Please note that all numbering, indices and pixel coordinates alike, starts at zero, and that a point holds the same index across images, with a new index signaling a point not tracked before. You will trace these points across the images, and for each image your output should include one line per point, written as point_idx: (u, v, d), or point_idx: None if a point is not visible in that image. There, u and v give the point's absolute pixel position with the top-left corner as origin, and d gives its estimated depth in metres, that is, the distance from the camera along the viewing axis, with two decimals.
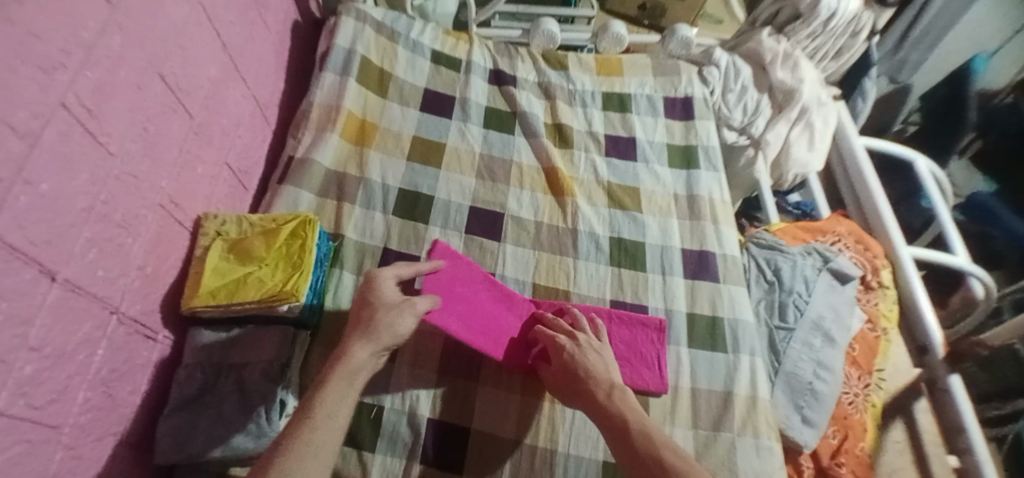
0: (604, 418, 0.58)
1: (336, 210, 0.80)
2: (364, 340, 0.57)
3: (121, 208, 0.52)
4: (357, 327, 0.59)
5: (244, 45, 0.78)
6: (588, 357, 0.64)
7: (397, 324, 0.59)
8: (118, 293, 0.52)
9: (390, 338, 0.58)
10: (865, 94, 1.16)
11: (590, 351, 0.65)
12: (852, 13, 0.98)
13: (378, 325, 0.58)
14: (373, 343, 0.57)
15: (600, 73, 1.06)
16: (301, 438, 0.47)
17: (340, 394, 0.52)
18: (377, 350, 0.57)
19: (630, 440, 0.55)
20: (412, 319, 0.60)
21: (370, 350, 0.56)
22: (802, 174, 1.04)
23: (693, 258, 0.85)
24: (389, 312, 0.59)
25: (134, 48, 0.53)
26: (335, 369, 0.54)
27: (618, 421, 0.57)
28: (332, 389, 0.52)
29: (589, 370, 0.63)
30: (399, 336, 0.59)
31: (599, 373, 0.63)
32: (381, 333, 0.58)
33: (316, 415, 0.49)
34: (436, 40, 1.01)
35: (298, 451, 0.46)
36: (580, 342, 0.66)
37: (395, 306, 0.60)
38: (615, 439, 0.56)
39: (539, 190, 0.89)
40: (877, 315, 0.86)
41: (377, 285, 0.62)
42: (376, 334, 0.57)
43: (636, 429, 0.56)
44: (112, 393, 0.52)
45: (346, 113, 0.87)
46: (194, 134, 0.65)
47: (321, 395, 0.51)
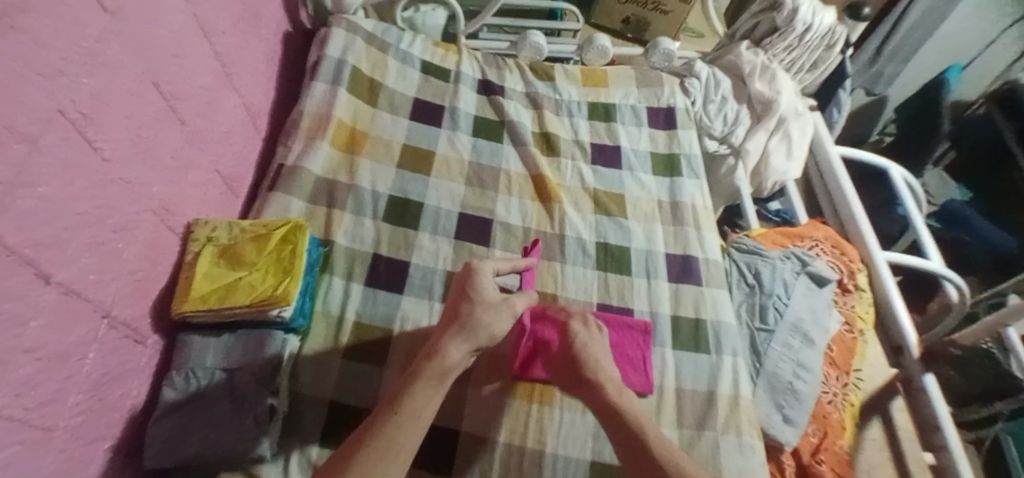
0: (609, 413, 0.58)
1: (326, 217, 0.81)
2: (461, 338, 0.58)
3: (115, 213, 0.53)
4: (453, 324, 0.60)
5: (236, 54, 0.79)
6: (589, 349, 0.65)
7: (495, 325, 0.60)
8: (110, 297, 0.53)
9: (487, 339, 0.59)
10: (839, 105, 1.20)
11: (593, 344, 0.66)
12: (828, 27, 1.02)
13: (478, 324, 0.59)
14: (469, 342, 0.58)
15: (587, 84, 1.08)
16: (386, 434, 0.49)
17: (428, 393, 0.53)
18: (470, 350, 0.58)
19: (629, 429, 0.56)
20: (507, 321, 0.61)
21: (465, 350, 0.57)
22: (781, 182, 1.07)
23: (677, 263, 0.87)
24: (489, 311, 0.61)
25: (130, 56, 0.54)
26: (429, 364, 0.55)
27: (615, 411, 0.58)
28: (422, 387, 0.53)
29: (596, 363, 0.64)
30: (493, 337, 0.60)
31: (594, 367, 0.63)
32: (478, 334, 0.59)
33: (404, 411, 0.51)
34: (425, 51, 1.03)
35: (385, 447, 0.48)
36: (587, 336, 0.66)
37: (494, 306, 0.62)
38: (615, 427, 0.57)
39: (527, 197, 0.91)
40: (854, 316, 0.89)
41: (479, 281, 0.63)
42: (474, 334, 0.58)
43: (631, 419, 0.57)
44: (102, 397, 0.52)
45: (336, 122, 0.88)
46: (186, 141, 0.66)
47: (411, 392, 0.53)
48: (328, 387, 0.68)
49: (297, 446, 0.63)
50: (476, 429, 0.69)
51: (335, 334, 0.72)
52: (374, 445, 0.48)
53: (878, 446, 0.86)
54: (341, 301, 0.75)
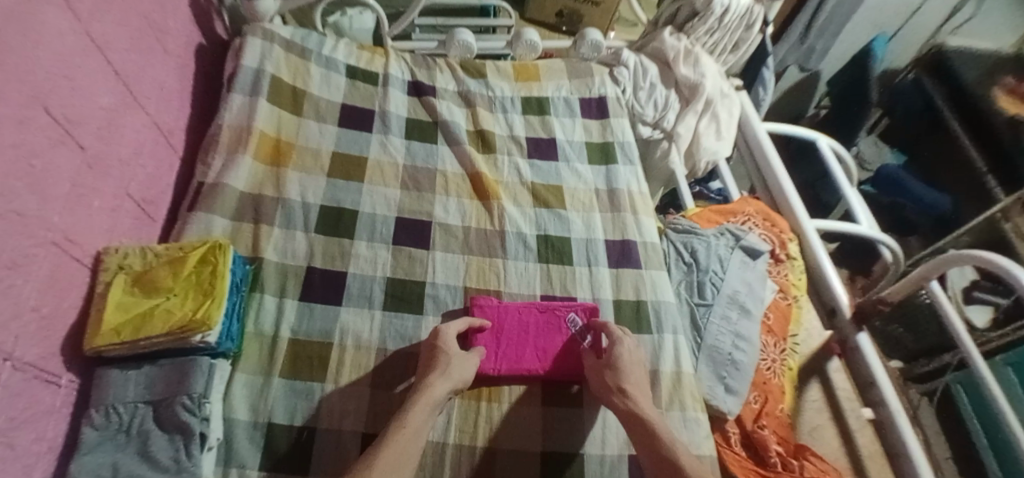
0: (633, 422, 0.64)
1: (253, 233, 0.78)
2: (440, 376, 0.65)
3: (11, 249, 0.50)
4: (432, 367, 0.67)
5: (141, 72, 0.75)
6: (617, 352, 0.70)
7: (465, 366, 0.67)
8: (13, 337, 0.50)
9: (461, 381, 0.66)
10: (765, 84, 1.25)
11: (625, 354, 0.70)
12: (744, 7, 1.05)
13: (452, 366, 0.66)
14: (449, 381, 0.65)
15: (519, 79, 1.09)
16: (389, 457, 0.55)
17: (421, 419, 0.60)
18: (451, 390, 0.65)
19: (646, 426, 0.62)
20: (475, 364, 0.69)
21: (447, 388, 0.64)
22: (713, 162, 1.11)
23: (616, 248, 0.89)
24: (459, 357, 0.68)
25: (14, 82, 0.51)
26: (418, 399, 0.62)
27: (630, 411, 0.64)
28: (415, 415, 0.60)
29: (618, 372, 0.68)
30: (467, 380, 0.67)
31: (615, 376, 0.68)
32: (454, 373, 0.66)
33: (400, 437, 0.57)
34: (350, 56, 1.01)
35: (395, 459, 0.55)
36: (621, 349, 0.70)
37: (462, 353, 0.69)
38: (631, 424, 0.64)
39: (465, 196, 0.91)
40: (788, 284, 0.93)
41: (443, 333, 0.70)
42: (451, 373, 0.66)
43: (643, 415, 0.64)
44: (13, 443, 0.49)
45: (258, 134, 0.86)
46: (89, 166, 0.63)
47: (408, 419, 0.60)
48: (265, 409, 0.66)
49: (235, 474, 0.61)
50: (431, 437, 0.67)
51: (269, 354, 0.70)
52: (388, 456, 0.55)
53: (818, 408, 0.89)
54: (274, 319, 0.73)
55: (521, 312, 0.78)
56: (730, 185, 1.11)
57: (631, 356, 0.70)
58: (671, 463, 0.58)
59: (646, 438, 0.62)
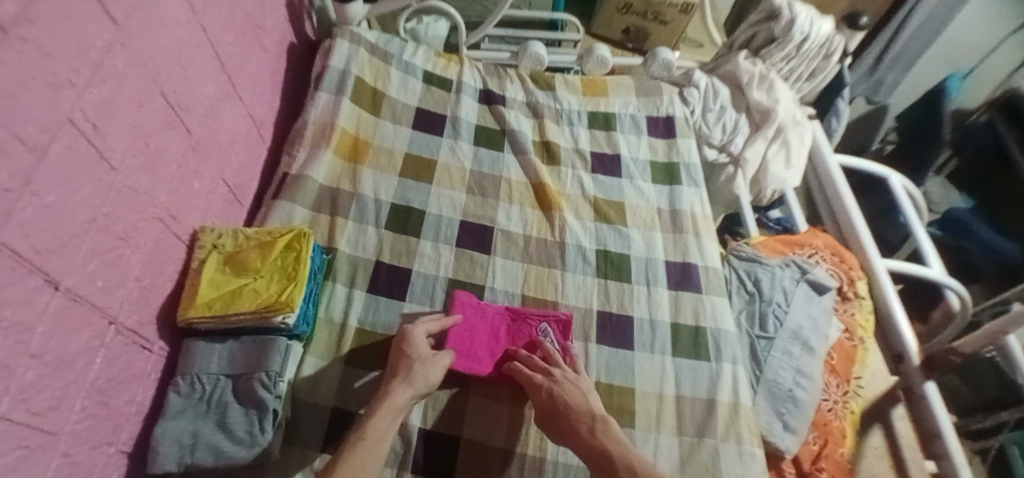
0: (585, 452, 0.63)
1: (329, 224, 0.82)
2: (404, 384, 0.64)
3: (122, 221, 0.54)
4: (394, 373, 0.65)
5: (241, 65, 0.81)
6: (566, 390, 0.68)
7: (430, 374, 0.65)
8: (116, 303, 0.54)
9: (425, 387, 0.65)
10: (839, 114, 1.21)
11: (568, 384, 0.68)
12: (824, 36, 1.03)
13: (415, 376, 0.65)
14: (411, 389, 0.63)
15: (586, 94, 1.10)
16: (352, 464, 0.56)
17: (384, 426, 0.60)
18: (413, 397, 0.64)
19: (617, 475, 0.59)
20: (442, 371, 0.67)
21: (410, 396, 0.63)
22: (780, 190, 1.08)
23: (676, 270, 0.88)
24: (425, 365, 0.66)
25: (136, 68, 0.56)
26: (378, 407, 0.61)
27: (587, 448, 0.62)
28: (376, 423, 0.60)
29: (564, 405, 0.66)
30: (432, 385, 0.66)
31: (574, 407, 0.66)
32: (414, 382, 0.64)
33: (364, 439, 0.58)
34: (427, 62, 1.05)
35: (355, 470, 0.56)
36: (563, 387, 0.68)
37: (428, 360, 0.66)
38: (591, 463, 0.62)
39: (527, 205, 0.92)
40: (854, 324, 0.89)
41: (413, 338, 0.68)
42: (416, 381, 0.64)
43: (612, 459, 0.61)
44: (107, 402, 0.53)
45: (339, 130, 0.90)
46: (192, 150, 0.68)
47: (369, 426, 0.59)
48: (329, 393, 0.69)
49: (300, 453, 0.64)
50: (471, 435, 0.70)
51: (337, 340, 0.73)
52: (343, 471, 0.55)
53: (879, 455, 0.85)
54: (344, 308, 0.76)
55: (495, 318, 0.77)
56: (797, 214, 1.08)
57: (576, 390, 0.68)
58: None
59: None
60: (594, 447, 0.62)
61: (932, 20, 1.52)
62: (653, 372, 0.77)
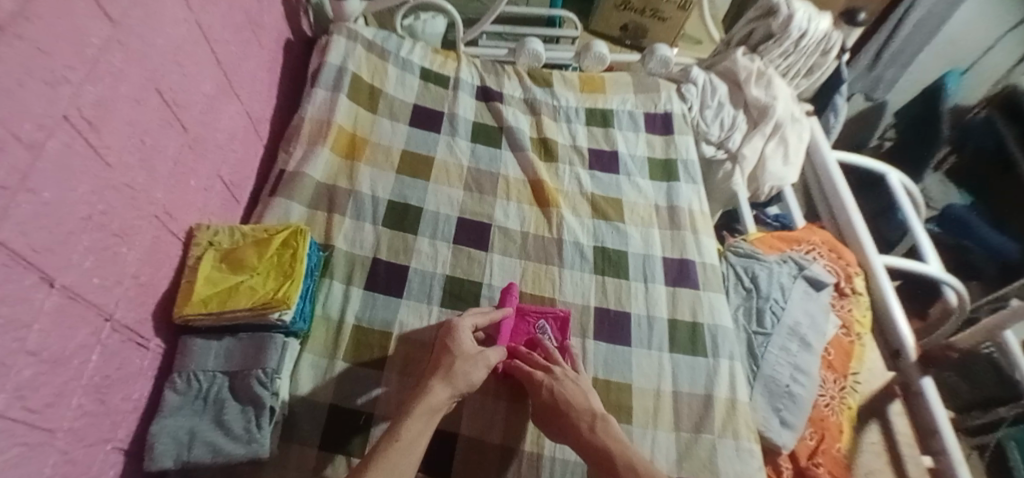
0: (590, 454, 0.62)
1: (327, 222, 0.82)
2: (445, 382, 0.62)
3: (119, 218, 0.54)
4: (437, 370, 0.64)
5: (238, 62, 0.80)
6: (567, 388, 0.67)
7: (473, 373, 0.64)
8: (113, 300, 0.54)
9: (466, 386, 0.63)
10: (836, 110, 1.21)
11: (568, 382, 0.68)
12: (823, 32, 1.02)
13: (457, 373, 0.63)
14: (452, 387, 0.62)
15: (584, 91, 1.09)
16: (389, 460, 0.54)
17: (420, 427, 0.58)
18: (452, 395, 0.62)
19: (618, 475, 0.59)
20: (484, 371, 0.65)
21: (450, 393, 0.62)
22: (778, 187, 1.08)
23: (674, 267, 0.88)
24: (467, 362, 0.64)
25: (134, 65, 0.56)
26: (416, 404, 0.60)
27: (597, 452, 0.62)
28: (413, 423, 0.58)
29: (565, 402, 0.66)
30: (473, 385, 0.64)
31: (577, 403, 0.66)
32: (457, 379, 0.63)
33: (402, 438, 0.56)
34: (425, 59, 1.04)
35: (391, 467, 0.53)
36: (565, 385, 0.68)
37: (472, 357, 0.65)
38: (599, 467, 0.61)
39: (525, 202, 0.92)
40: (851, 320, 0.89)
41: (458, 334, 0.67)
42: (457, 380, 0.63)
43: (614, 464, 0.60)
44: (104, 400, 0.53)
45: (336, 127, 0.90)
46: (189, 147, 0.67)
47: (406, 426, 0.57)
48: (327, 390, 0.69)
49: (297, 449, 0.64)
50: (467, 432, 0.70)
51: (335, 338, 0.73)
52: (380, 469, 0.52)
53: (876, 451, 0.84)
54: (341, 304, 0.76)
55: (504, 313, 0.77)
56: (795, 210, 1.08)
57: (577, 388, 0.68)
58: None
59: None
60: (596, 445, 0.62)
61: (931, 17, 1.52)
62: (650, 369, 0.77)
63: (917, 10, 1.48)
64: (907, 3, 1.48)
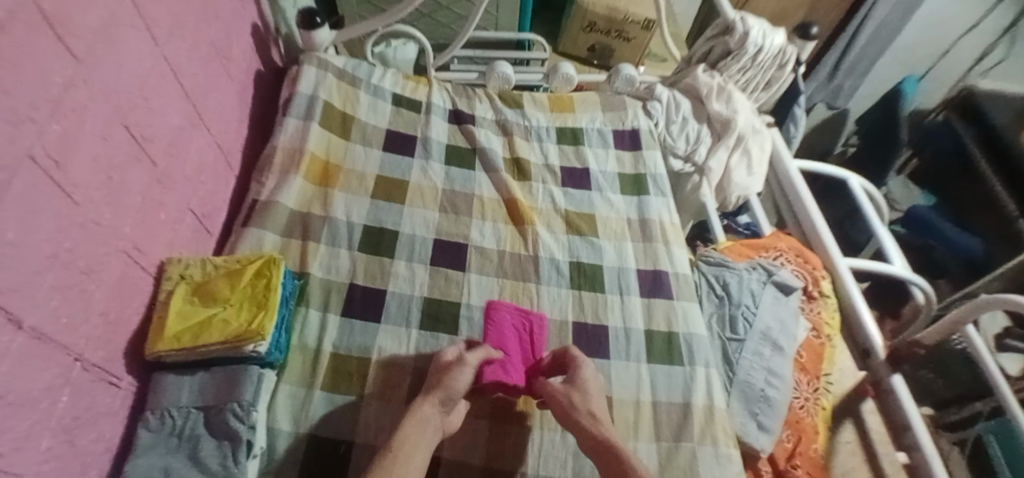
0: (593, 442, 0.63)
1: (301, 249, 0.82)
2: (432, 392, 0.65)
3: (86, 254, 0.54)
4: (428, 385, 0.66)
5: (208, 95, 0.81)
6: (586, 379, 0.70)
7: (458, 380, 0.66)
8: (81, 340, 0.53)
9: (456, 393, 0.65)
10: (796, 121, 1.26)
11: (589, 380, 0.70)
12: (778, 47, 1.07)
13: (446, 380, 0.66)
14: (440, 394, 0.65)
15: (554, 110, 1.12)
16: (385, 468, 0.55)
17: (417, 437, 0.60)
18: (442, 403, 0.65)
19: (616, 455, 0.60)
20: (470, 373, 0.67)
21: (437, 403, 0.64)
22: (744, 196, 1.12)
23: (648, 278, 0.90)
24: (451, 371, 0.67)
25: (99, 101, 0.56)
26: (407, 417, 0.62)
27: (597, 437, 0.63)
28: (411, 430, 0.60)
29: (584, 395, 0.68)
30: (460, 391, 0.66)
31: (582, 404, 0.67)
32: (446, 386, 0.65)
33: (397, 447, 0.58)
34: (396, 84, 1.06)
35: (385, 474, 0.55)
36: (586, 376, 0.70)
37: (456, 366, 0.68)
38: (597, 448, 0.62)
39: (500, 220, 0.94)
40: (821, 323, 0.92)
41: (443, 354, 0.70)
42: (444, 387, 0.65)
43: (614, 444, 0.62)
44: (74, 441, 0.52)
45: (309, 155, 0.90)
46: (158, 181, 0.67)
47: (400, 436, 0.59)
48: (306, 420, 0.68)
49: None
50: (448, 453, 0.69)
51: (312, 366, 0.73)
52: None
53: (852, 450, 0.87)
54: (318, 332, 0.76)
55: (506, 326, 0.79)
56: (761, 219, 1.12)
57: (597, 383, 0.71)
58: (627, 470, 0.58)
59: (616, 462, 0.60)
60: (595, 435, 0.63)
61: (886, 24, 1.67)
62: (629, 380, 0.78)
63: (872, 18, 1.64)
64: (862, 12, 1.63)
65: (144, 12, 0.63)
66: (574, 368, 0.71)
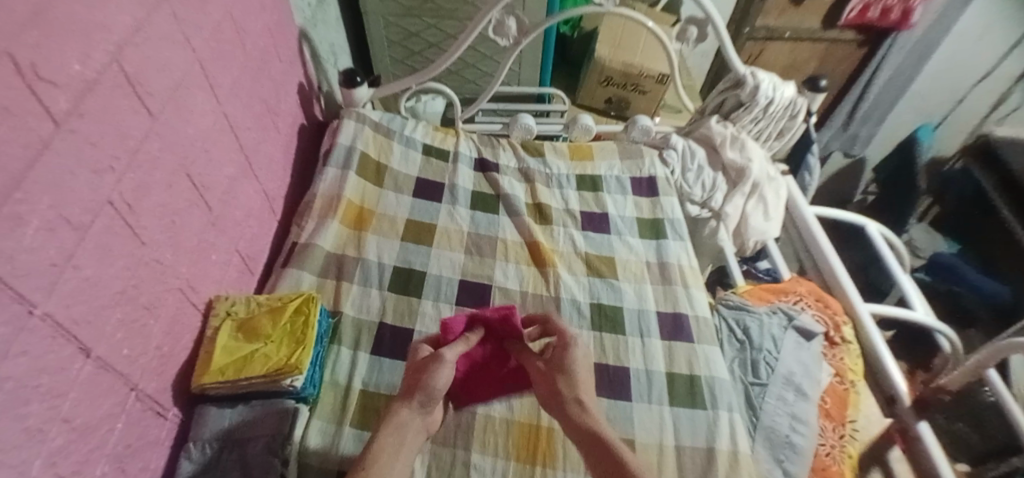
0: (587, 441, 0.59)
1: (335, 289, 0.87)
2: (405, 399, 0.63)
3: (147, 292, 0.59)
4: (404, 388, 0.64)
5: (258, 145, 0.88)
6: (575, 360, 0.68)
7: (434, 380, 0.63)
8: (138, 371, 0.57)
9: (432, 395, 0.63)
10: (810, 169, 1.29)
11: (579, 355, 0.69)
12: (789, 98, 1.12)
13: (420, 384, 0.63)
14: (415, 401, 0.62)
15: (574, 158, 1.18)
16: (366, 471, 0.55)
17: (391, 448, 0.58)
18: (423, 406, 0.63)
19: (604, 446, 0.57)
20: (447, 371, 0.64)
21: (415, 409, 0.62)
22: (762, 241, 1.14)
23: (668, 321, 0.92)
24: (425, 371, 0.64)
25: (168, 153, 0.63)
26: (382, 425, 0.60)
27: (590, 434, 0.59)
28: (384, 442, 0.58)
29: (572, 380, 0.66)
30: (440, 390, 0.63)
31: (568, 391, 0.65)
32: (422, 388, 0.63)
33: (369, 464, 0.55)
34: (426, 135, 1.13)
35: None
36: (575, 353, 0.69)
37: (430, 364, 0.65)
38: (589, 444, 0.59)
39: (523, 262, 0.97)
40: (844, 368, 0.91)
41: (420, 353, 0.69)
42: (417, 393, 0.63)
43: (606, 439, 0.58)
44: (125, 468, 0.55)
45: (345, 201, 0.97)
46: (212, 224, 0.73)
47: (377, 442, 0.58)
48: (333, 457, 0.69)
49: None
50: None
51: (343, 403, 0.75)
52: None
53: None
54: (349, 370, 0.79)
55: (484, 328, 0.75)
56: (780, 264, 1.13)
57: (585, 359, 0.70)
58: (617, 465, 0.54)
59: (604, 455, 0.56)
60: (584, 428, 0.61)
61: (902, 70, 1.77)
62: (651, 423, 0.79)
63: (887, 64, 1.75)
64: (877, 58, 1.74)
65: (209, 75, 0.71)
66: (565, 346, 0.70)
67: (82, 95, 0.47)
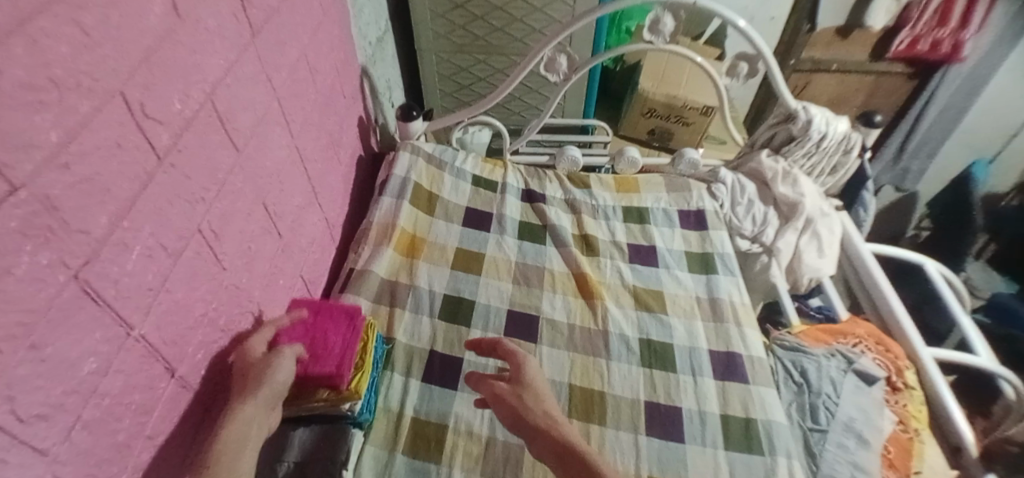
0: (562, 459, 0.57)
1: (389, 316, 0.89)
2: (247, 398, 0.57)
3: (224, 315, 0.62)
4: (246, 382, 0.58)
5: (322, 176, 0.93)
6: (523, 377, 0.66)
7: (272, 377, 0.59)
8: (211, 390, 0.60)
9: (274, 392, 0.59)
10: (865, 205, 1.25)
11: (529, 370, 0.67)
12: (841, 134, 1.11)
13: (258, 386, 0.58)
14: (259, 398, 0.57)
15: (620, 191, 1.18)
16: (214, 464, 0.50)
17: (239, 433, 0.54)
18: (266, 404, 0.58)
19: (580, 457, 0.56)
20: (288, 368, 0.61)
21: (254, 406, 0.56)
22: (817, 278, 1.09)
23: (721, 360, 0.89)
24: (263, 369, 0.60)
25: (249, 185, 0.67)
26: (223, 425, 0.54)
27: (562, 446, 0.58)
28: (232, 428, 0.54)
29: (538, 394, 0.64)
30: (280, 386, 0.60)
31: (534, 403, 0.63)
32: (265, 389, 0.58)
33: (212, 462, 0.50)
34: (475, 166, 1.16)
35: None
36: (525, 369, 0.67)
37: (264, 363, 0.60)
38: (564, 459, 0.57)
39: (570, 294, 0.97)
40: (906, 415, 0.85)
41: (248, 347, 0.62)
42: (257, 391, 0.57)
43: (573, 443, 0.58)
44: None
45: (399, 230, 1.00)
46: (281, 251, 0.77)
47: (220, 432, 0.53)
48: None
49: None
50: None
51: (394, 431, 0.76)
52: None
53: None
54: (400, 397, 0.80)
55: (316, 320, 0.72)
56: (836, 302, 1.09)
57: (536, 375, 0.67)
58: None
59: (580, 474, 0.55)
60: (559, 440, 0.58)
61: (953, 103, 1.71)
62: (704, 468, 0.76)
63: (938, 96, 1.69)
64: (929, 90, 1.69)
65: (284, 110, 0.76)
66: (518, 367, 0.67)
67: (181, 131, 0.51)
